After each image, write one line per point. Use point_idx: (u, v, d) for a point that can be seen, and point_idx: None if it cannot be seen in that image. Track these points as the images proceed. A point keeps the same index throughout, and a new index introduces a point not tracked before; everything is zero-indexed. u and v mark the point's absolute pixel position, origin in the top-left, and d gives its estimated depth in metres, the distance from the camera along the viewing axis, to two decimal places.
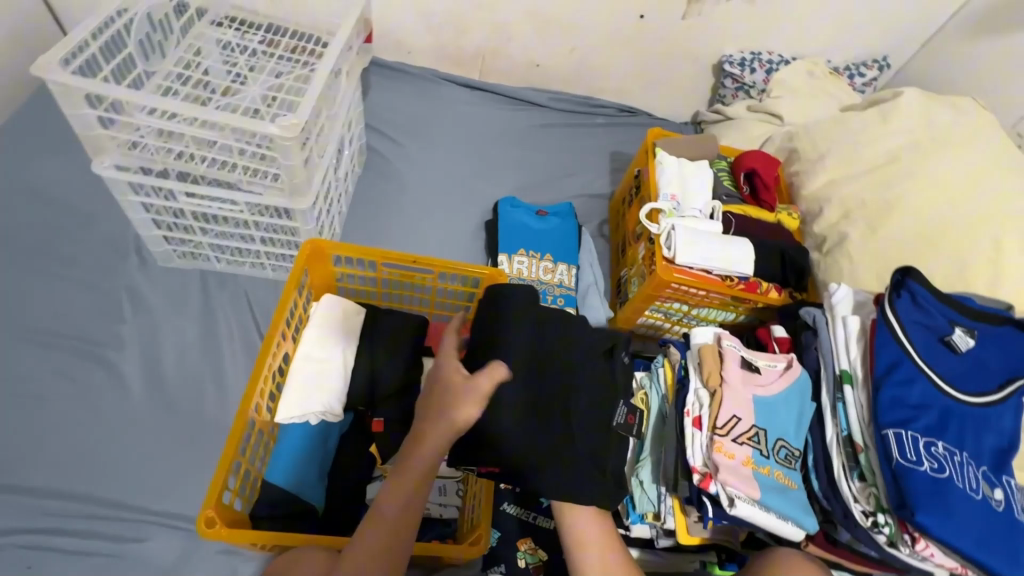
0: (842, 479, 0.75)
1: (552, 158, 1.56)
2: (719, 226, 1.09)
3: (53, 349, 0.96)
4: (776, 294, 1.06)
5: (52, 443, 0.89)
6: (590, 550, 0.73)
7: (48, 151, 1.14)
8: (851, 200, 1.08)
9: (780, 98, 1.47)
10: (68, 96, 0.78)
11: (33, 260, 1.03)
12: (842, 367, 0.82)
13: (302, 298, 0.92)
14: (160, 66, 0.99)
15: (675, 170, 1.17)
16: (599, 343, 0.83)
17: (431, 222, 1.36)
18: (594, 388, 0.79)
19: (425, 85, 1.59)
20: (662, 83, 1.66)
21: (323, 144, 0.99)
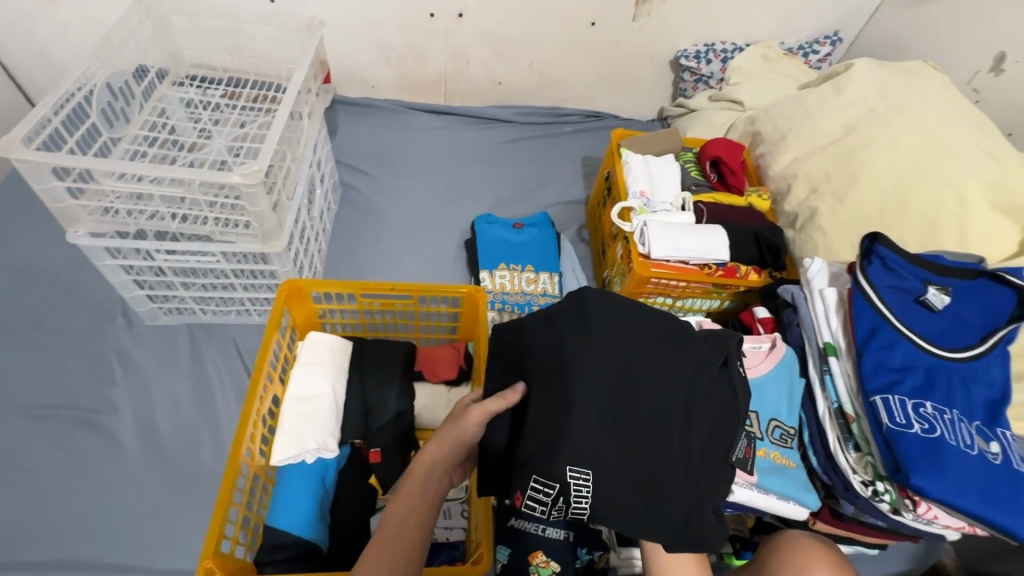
0: (839, 451, 0.74)
1: (525, 171, 1.58)
2: (691, 217, 1.11)
3: (46, 420, 0.97)
4: (756, 276, 1.06)
5: (53, 513, 0.89)
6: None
7: (29, 227, 1.16)
8: (816, 174, 1.09)
9: (738, 84, 1.49)
10: (34, 171, 0.80)
11: (22, 335, 1.04)
12: (825, 340, 0.82)
13: (286, 339, 0.94)
14: (125, 132, 1.02)
15: (641, 168, 1.18)
16: (710, 357, 0.71)
17: (412, 249, 1.38)
18: (710, 408, 0.69)
19: (392, 117, 1.62)
20: (624, 85, 1.69)
21: (290, 185, 1.01)
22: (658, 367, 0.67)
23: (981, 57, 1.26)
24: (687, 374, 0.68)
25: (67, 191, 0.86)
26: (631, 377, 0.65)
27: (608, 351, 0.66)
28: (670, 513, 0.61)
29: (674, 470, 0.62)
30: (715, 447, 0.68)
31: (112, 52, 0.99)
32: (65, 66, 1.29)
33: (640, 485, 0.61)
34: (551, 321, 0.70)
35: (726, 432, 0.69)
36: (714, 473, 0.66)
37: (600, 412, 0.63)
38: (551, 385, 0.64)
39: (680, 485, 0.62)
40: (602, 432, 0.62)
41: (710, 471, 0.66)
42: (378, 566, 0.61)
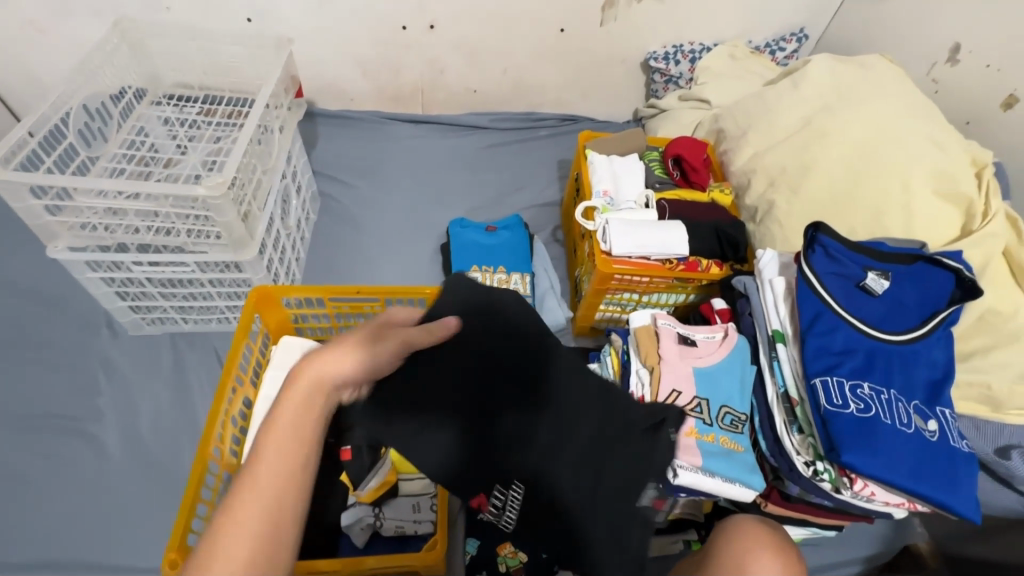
0: (784, 434, 0.76)
1: (501, 176, 1.61)
2: (653, 214, 1.14)
3: (33, 428, 1.01)
4: (717, 269, 1.09)
5: (39, 516, 0.93)
6: None
7: (19, 245, 1.21)
8: (773, 168, 1.12)
9: (706, 83, 1.52)
10: (12, 190, 0.84)
11: (11, 348, 1.09)
12: (774, 327, 0.85)
13: (258, 343, 0.98)
14: (104, 151, 1.06)
15: (606, 168, 1.22)
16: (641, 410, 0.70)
17: (390, 255, 1.42)
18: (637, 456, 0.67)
19: (371, 127, 1.67)
20: (597, 88, 1.73)
21: (262, 196, 1.05)
22: (594, 406, 0.69)
23: (938, 49, 1.28)
24: (620, 413, 0.70)
25: (46, 208, 0.90)
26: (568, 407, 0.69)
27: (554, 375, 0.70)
28: (557, 532, 0.65)
29: (590, 499, 0.65)
30: (634, 484, 0.66)
31: (89, 76, 1.04)
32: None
33: (559, 511, 0.65)
34: (505, 338, 0.70)
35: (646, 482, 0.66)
36: (624, 515, 0.64)
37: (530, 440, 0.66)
38: (492, 404, 0.67)
39: (597, 519, 0.64)
40: (535, 453, 0.66)
41: (622, 511, 0.65)
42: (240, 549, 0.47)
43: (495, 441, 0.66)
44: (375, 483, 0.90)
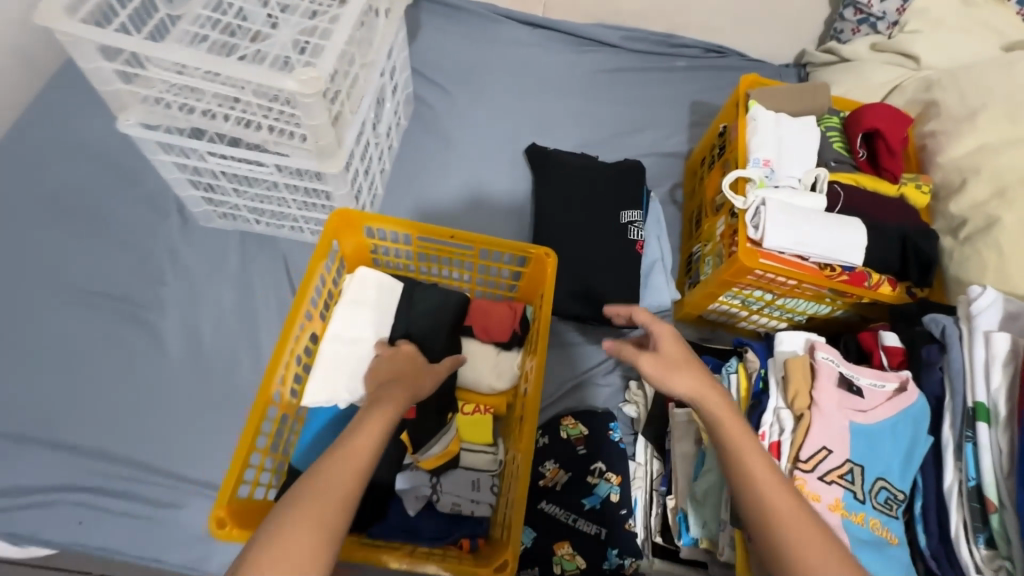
0: (962, 541, 0.60)
1: (621, 110, 1.36)
2: (822, 201, 0.90)
3: (97, 310, 0.97)
4: (889, 288, 0.86)
5: (100, 402, 0.90)
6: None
7: (93, 107, 1.11)
8: (1009, 173, 0.84)
9: (918, 33, 1.16)
10: (79, 46, 0.70)
11: (79, 217, 1.02)
12: (978, 400, 0.64)
13: (332, 272, 0.87)
14: (186, 9, 0.90)
15: (772, 130, 0.96)
16: (578, 260, 1.07)
17: (481, 184, 1.23)
18: (577, 233, 1.09)
19: (480, 24, 1.41)
20: (762, 19, 1.38)
21: (357, 97, 0.88)
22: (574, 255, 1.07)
23: None
24: (558, 197, 1.14)
25: (117, 74, 0.77)
26: (560, 207, 1.12)
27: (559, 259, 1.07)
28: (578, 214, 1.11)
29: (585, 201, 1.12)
30: (579, 225, 1.10)
31: None
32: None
33: (564, 216, 1.11)
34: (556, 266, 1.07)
35: (588, 217, 1.11)
36: (593, 208, 1.11)
37: (563, 227, 1.10)
38: (556, 199, 1.13)
39: (584, 215, 1.11)
40: (563, 211, 1.12)
41: (594, 207, 1.11)
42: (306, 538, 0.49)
43: (574, 190, 1.14)
44: (436, 451, 0.83)
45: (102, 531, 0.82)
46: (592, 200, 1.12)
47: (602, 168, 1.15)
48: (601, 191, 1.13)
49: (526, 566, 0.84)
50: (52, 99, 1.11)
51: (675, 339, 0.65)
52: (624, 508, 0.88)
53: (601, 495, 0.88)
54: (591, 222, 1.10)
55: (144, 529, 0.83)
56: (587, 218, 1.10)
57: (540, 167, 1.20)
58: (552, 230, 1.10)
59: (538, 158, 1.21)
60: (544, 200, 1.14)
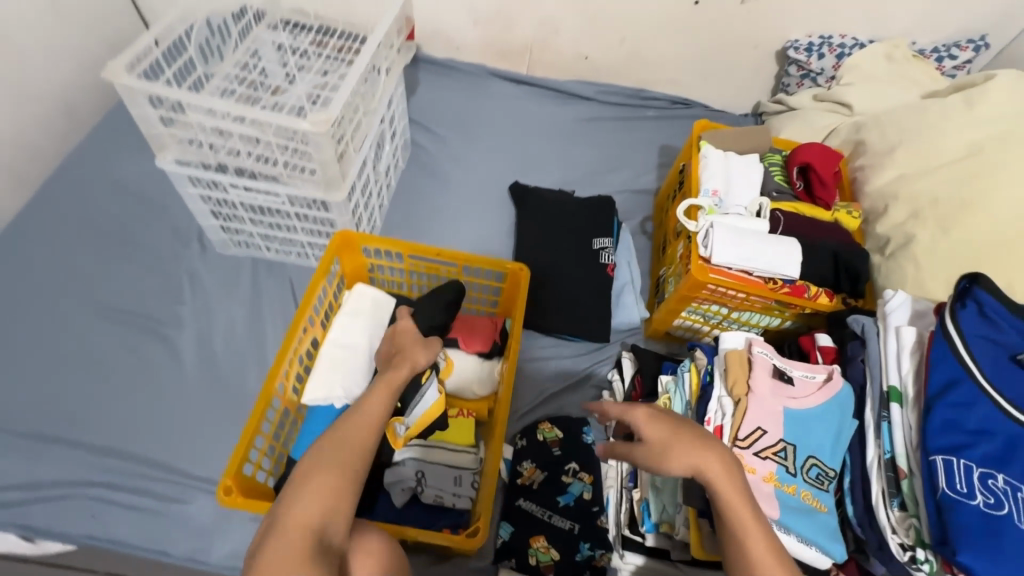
0: (880, 506, 0.67)
1: (596, 153, 1.52)
2: (765, 225, 1.02)
3: (122, 325, 1.08)
4: (826, 300, 0.97)
5: (119, 406, 1.00)
6: None
7: (131, 152, 1.28)
8: (921, 197, 0.97)
9: (851, 85, 1.33)
10: (132, 96, 0.86)
11: (112, 244, 1.16)
12: (891, 384, 0.74)
13: (333, 286, 0.98)
14: (219, 68, 1.08)
15: (720, 165, 1.10)
16: (554, 281, 1.19)
17: (470, 217, 1.37)
18: (554, 258, 1.22)
19: (472, 81, 1.60)
20: (719, 75, 1.57)
21: (359, 138, 1.03)
22: (551, 277, 1.20)
23: None
24: (538, 227, 1.27)
25: (160, 119, 0.92)
26: (539, 235, 1.26)
27: (538, 280, 1.19)
28: (555, 240, 1.24)
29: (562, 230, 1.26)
30: (556, 251, 1.23)
31: None
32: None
33: (542, 243, 1.24)
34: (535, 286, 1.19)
35: (564, 243, 1.24)
36: (568, 235, 1.25)
37: (541, 253, 1.23)
38: (536, 228, 1.27)
39: (561, 241, 1.24)
40: (542, 238, 1.25)
41: (570, 235, 1.25)
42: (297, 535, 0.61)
43: (552, 220, 1.27)
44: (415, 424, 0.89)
45: (114, 523, 0.90)
46: (567, 229, 1.26)
47: (576, 201, 1.30)
48: (575, 221, 1.26)
49: (504, 557, 0.90)
50: (96, 145, 1.27)
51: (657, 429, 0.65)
52: (597, 505, 0.95)
53: (575, 493, 0.95)
54: (567, 247, 1.23)
55: (152, 520, 0.90)
56: (563, 245, 1.24)
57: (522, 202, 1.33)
58: (531, 254, 1.23)
59: (520, 193, 1.35)
60: (524, 229, 1.27)
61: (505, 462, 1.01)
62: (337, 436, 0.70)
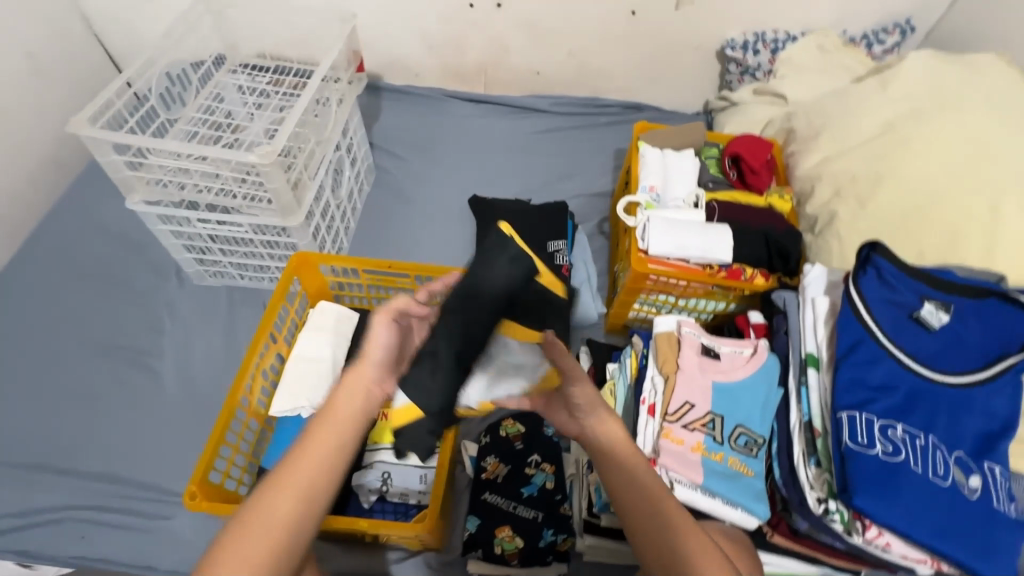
0: (799, 465, 0.71)
1: (553, 162, 1.59)
2: (699, 215, 1.07)
3: (106, 357, 1.15)
4: (762, 280, 1.02)
5: (105, 434, 1.06)
6: None
7: (111, 196, 1.36)
8: (842, 176, 1.02)
9: (785, 77, 1.39)
10: (97, 145, 0.94)
11: (96, 284, 1.24)
12: (808, 350, 0.78)
13: (296, 303, 1.05)
14: (182, 114, 1.16)
15: (657, 162, 1.16)
16: None
17: (434, 232, 1.44)
18: None
19: (432, 104, 1.69)
20: (666, 78, 1.64)
21: (314, 166, 1.11)
22: None
23: None
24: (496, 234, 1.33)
25: (126, 164, 1.00)
26: (498, 242, 1.32)
27: None
28: (513, 246, 1.29)
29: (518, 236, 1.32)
30: (514, 256, 1.28)
31: (174, 43, 1.13)
32: (144, 41, 1.46)
33: (501, 249, 1.29)
34: None
35: (522, 248, 1.29)
36: (525, 240, 1.30)
37: None
38: (494, 236, 1.32)
39: (518, 246, 1.30)
40: (500, 245, 1.30)
41: (526, 240, 1.31)
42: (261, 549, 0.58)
43: (510, 227, 1.33)
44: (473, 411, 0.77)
45: (103, 542, 0.95)
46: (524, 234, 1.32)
47: (532, 208, 1.36)
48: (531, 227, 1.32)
49: (470, 549, 0.94)
50: (79, 193, 1.36)
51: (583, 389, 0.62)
52: (559, 493, 0.99)
53: (538, 483, 1.00)
54: (525, 251, 1.29)
55: (139, 537, 0.96)
56: (520, 250, 1.29)
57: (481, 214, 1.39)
58: None
59: (478, 205, 1.41)
60: (484, 238, 1.34)
61: (471, 459, 1.05)
62: (299, 453, 0.62)
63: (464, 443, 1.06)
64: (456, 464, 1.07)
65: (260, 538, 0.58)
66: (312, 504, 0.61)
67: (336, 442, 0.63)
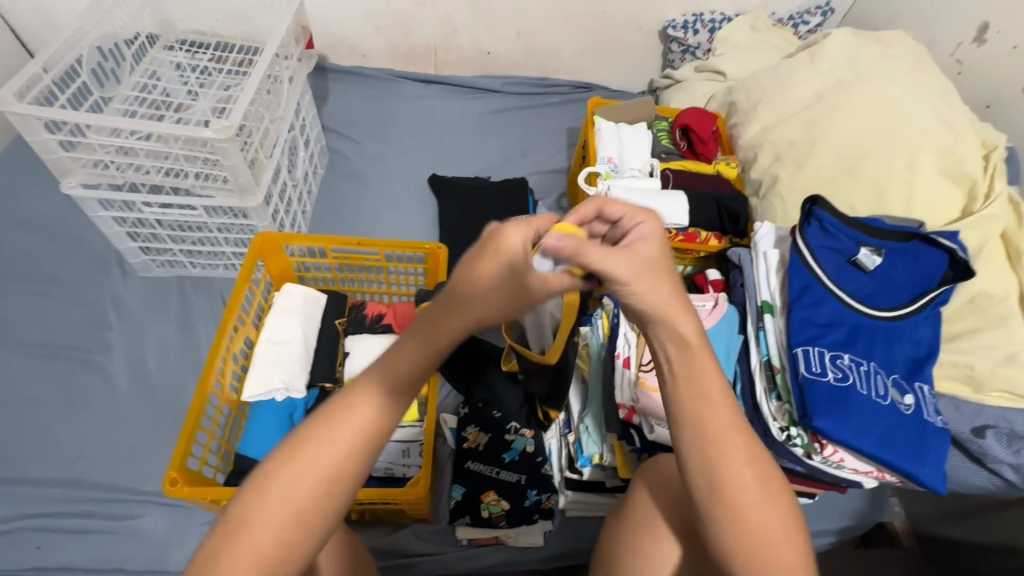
0: (762, 400, 0.79)
1: (508, 141, 1.61)
2: (656, 182, 1.12)
3: (45, 358, 1.06)
4: (716, 242, 1.09)
5: (52, 438, 0.99)
6: (742, 513, 0.53)
7: (33, 186, 1.25)
8: (781, 142, 1.11)
9: (723, 55, 1.48)
10: (26, 124, 0.86)
11: (25, 281, 1.13)
12: (763, 298, 0.85)
13: (261, 287, 1.02)
14: (116, 92, 1.08)
15: (612, 134, 1.21)
16: None
17: (395, 214, 1.43)
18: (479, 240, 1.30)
19: (381, 85, 1.66)
20: (613, 58, 1.70)
21: (269, 145, 1.07)
22: None
23: (967, 27, 1.22)
24: (460, 212, 1.35)
25: (59, 144, 0.92)
26: (463, 219, 1.34)
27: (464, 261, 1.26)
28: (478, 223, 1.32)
29: (482, 213, 1.34)
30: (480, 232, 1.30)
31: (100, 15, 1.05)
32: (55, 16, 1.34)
33: (465, 228, 1.32)
34: None
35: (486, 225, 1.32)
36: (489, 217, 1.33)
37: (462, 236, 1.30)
38: (457, 216, 1.35)
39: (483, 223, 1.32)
40: (465, 224, 1.32)
41: (490, 217, 1.33)
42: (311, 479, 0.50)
43: (473, 206, 1.36)
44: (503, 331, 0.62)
45: (62, 550, 0.89)
46: (487, 212, 1.34)
47: (493, 185, 1.38)
48: (495, 205, 1.35)
49: (458, 515, 0.95)
50: None
51: (665, 282, 0.53)
52: (539, 456, 0.97)
53: (518, 448, 0.95)
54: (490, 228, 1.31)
55: (103, 541, 0.90)
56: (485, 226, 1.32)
57: (443, 193, 1.40)
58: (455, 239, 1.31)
59: (438, 185, 1.43)
60: (447, 218, 1.35)
61: (450, 429, 1.04)
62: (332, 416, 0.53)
63: (442, 416, 1.05)
64: (438, 437, 1.07)
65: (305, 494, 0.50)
66: (377, 428, 0.54)
67: (434, 344, 0.54)
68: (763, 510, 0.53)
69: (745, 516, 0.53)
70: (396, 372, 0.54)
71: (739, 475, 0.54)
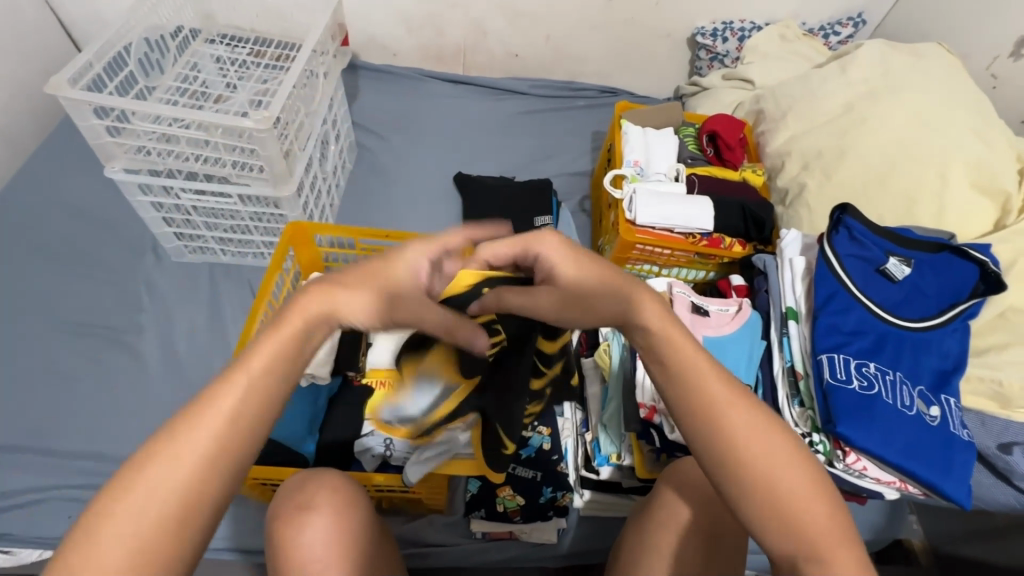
0: (784, 406, 0.79)
1: (533, 142, 1.62)
2: (681, 187, 1.13)
3: (79, 336, 1.10)
4: (740, 248, 1.09)
5: (84, 413, 1.02)
6: (763, 483, 0.51)
7: (75, 171, 1.29)
8: (810, 151, 1.11)
9: (751, 63, 1.48)
10: (76, 108, 0.90)
11: (63, 261, 1.17)
12: (788, 304, 0.85)
13: (290, 274, 1.05)
14: (159, 82, 1.12)
15: (639, 138, 1.21)
16: None
17: (419, 210, 1.45)
18: None
19: (410, 84, 1.68)
20: (640, 64, 1.70)
21: (303, 137, 1.10)
22: None
23: (1003, 41, 1.21)
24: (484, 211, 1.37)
25: (105, 129, 0.96)
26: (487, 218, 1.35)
27: None
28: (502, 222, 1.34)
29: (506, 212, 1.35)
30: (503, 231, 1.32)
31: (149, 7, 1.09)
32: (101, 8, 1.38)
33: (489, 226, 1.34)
34: None
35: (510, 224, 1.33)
36: (513, 216, 1.34)
37: None
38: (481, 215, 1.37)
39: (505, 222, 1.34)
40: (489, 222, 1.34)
41: (514, 216, 1.34)
42: (157, 504, 0.43)
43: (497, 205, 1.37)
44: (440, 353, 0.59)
45: None
46: (511, 211, 1.36)
47: (518, 185, 1.40)
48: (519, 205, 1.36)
49: (473, 508, 0.95)
50: (40, 166, 1.29)
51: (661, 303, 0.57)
52: (555, 453, 0.98)
53: (534, 445, 0.97)
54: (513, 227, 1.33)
55: None
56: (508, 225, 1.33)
57: (467, 192, 1.42)
58: None
59: (463, 183, 1.45)
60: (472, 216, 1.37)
61: None
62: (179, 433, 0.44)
63: None
64: None
65: (138, 518, 0.42)
66: (235, 441, 0.46)
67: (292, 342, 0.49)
68: (783, 474, 0.51)
69: (787, 508, 0.49)
70: (252, 378, 0.47)
71: (751, 443, 0.52)
